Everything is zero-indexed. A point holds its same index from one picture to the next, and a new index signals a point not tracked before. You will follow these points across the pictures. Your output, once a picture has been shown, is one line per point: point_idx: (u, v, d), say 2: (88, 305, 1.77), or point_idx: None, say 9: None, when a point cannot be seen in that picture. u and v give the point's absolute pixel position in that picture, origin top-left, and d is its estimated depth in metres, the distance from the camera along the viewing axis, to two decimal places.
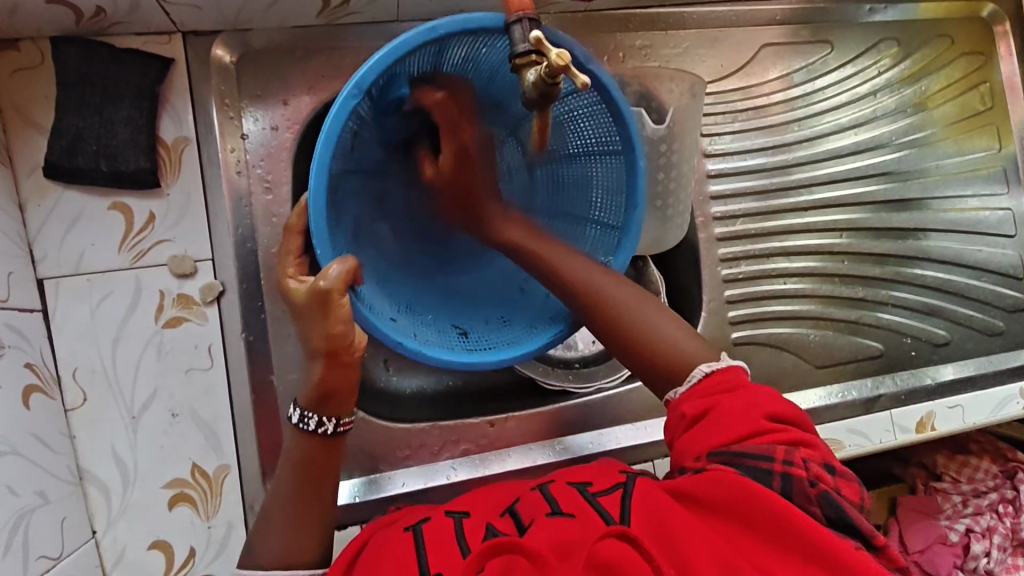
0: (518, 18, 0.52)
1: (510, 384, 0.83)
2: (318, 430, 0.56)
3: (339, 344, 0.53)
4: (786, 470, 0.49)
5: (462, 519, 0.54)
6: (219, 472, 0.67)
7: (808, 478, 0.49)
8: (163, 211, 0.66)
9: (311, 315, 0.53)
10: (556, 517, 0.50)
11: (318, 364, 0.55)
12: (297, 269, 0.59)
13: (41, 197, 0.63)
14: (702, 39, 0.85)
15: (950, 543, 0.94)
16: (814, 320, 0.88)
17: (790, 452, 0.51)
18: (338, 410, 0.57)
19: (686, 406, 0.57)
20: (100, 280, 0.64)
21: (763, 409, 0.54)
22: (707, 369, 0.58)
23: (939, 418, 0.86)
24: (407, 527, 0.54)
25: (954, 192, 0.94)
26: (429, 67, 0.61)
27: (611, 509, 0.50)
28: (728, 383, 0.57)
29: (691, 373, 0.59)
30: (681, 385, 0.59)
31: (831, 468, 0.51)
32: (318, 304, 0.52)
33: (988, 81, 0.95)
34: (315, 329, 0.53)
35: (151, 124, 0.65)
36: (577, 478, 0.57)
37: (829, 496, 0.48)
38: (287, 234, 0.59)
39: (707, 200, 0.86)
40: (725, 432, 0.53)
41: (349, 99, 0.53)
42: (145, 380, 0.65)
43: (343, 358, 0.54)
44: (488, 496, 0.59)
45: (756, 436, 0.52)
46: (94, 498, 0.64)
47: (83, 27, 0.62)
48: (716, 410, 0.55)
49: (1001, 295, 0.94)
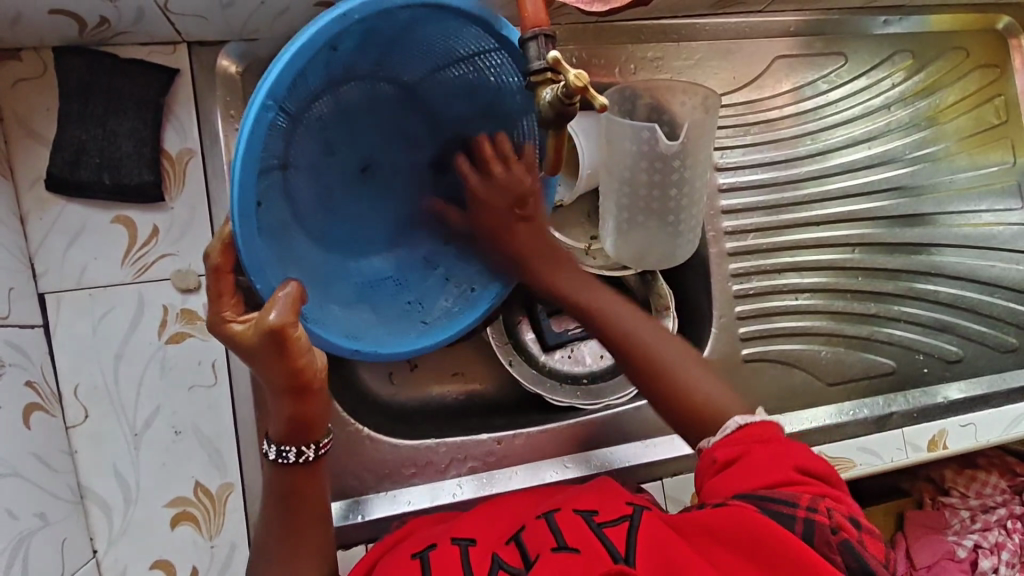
0: (533, 34, 0.50)
1: (517, 399, 0.82)
2: (298, 459, 0.54)
3: (306, 375, 0.49)
4: (809, 516, 0.49)
5: (467, 548, 0.53)
6: (222, 491, 0.66)
7: (830, 526, 0.49)
8: (167, 224, 0.65)
9: (266, 358, 0.47)
10: (562, 553, 0.49)
11: (286, 400, 0.51)
12: (234, 311, 0.51)
13: (43, 209, 0.62)
14: (714, 51, 0.84)
15: (957, 559, 0.92)
16: (825, 337, 0.87)
17: (815, 499, 0.51)
18: (314, 436, 0.54)
19: (716, 452, 0.56)
20: (102, 295, 0.63)
21: (796, 460, 0.54)
22: (741, 422, 0.57)
23: (952, 437, 0.85)
24: (412, 554, 0.53)
25: (967, 207, 0.93)
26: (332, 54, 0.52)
27: (617, 545, 0.50)
28: (765, 435, 0.56)
29: (725, 425, 0.57)
30: (714, 435, 0.57)
31: (858, 522, 0.51)
32: (271, 344, 0.47)
33: (1002, 94, 0.94)
34: (274, 370, 0.48)
35: (155, 136, 0.64)
36: (582, 504, 0.56)
37: (850, 546, 0.48)
38: (215, 276, 0.51)
39: (718, 215, 0.85)
40: (754, 478, 0.53)
41: (263, 112, 0.48)
42: (147, 397, 0.64)
43: (309, 389, 0.50)
44: (491, 518, 0.58)
45: (788, 484, 0.52)
46: (95, 517, 0.63)
47: (87, 38, 0.61)
48: (747, 457, 0.54)
49: (1014, 312, 0.93)
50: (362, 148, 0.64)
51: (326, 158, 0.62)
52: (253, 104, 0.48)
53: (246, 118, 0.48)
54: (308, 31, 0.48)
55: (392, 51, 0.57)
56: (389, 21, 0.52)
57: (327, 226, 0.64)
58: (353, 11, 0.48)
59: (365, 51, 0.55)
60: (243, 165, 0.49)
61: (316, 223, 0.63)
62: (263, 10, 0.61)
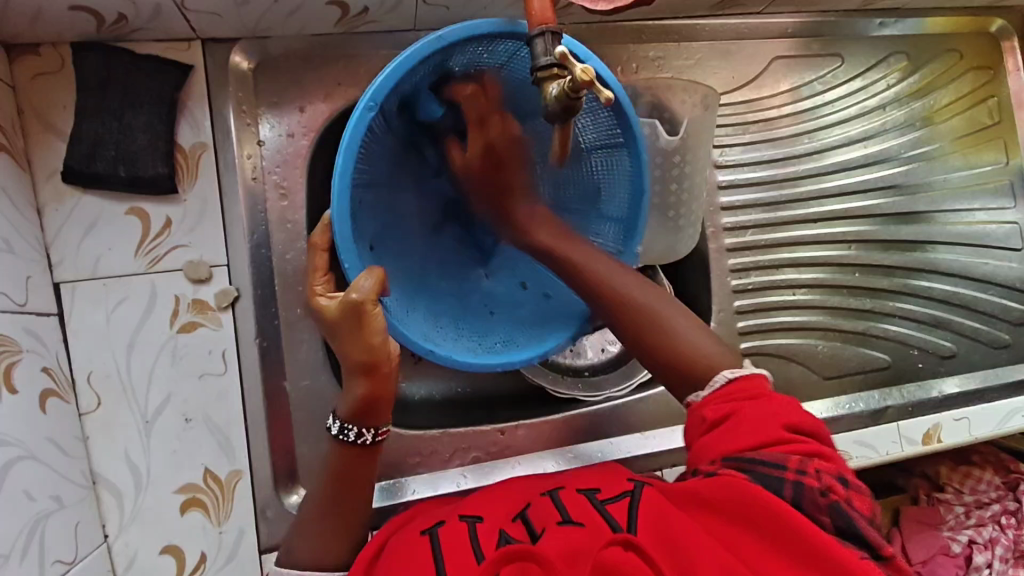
0: (540, 31, 0.52)
1: (520, 391, 0.83)
2: (357, 440, 0.57)
3: (381, 355, 0.54)
4: (799, 479, 0.49)
5: (476, 524, 0.54)
6: (231, 477, 0.67)
7: (819, 488, 0.48)
8: (179, 216, 0.66)
9: (347, 329, 0.54)
10: (567, 526, 0.50)
11: (361, 379, 0.55)
12: (325, 286, 0.59)
13: (59, 201, 0.63)
14: (714, 51, 0.86)
15: (952, 554, 0.93)
16: (823, 332, 0.89)
17: (804, 461, 0.50)
18: (376, 421, 0.57)
19: (705, 409, 0.55)
20: (116, 285, 0.65)
21: (785, 419, 0.52)
22: (730, 375, 0.55)
23: (946, 431, 0.86)
24: (422, 530, 0.55)
25: (962, 206, 0.95)
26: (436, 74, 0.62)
27: (619, 518, 0.51)
28: (753, 390, 0.54)
29: (713, 379, 0.56)
30: (703, 390, 0.56)
31: (846, 479, 0.50)
32: (354, 316, 0.53)
33: (996, 95, 0.96)
34: (352, 345, 0.54)
35: (169, 130, 0.66)
36: (586, 484, 0.58)
37: (840, 507, 0.48)
38: (313, 252, 0.59)
39: (717, 211, 0.87)
40: (742, 440, 0.52)
41: (365, 111, 0.56)
42: (158, 385, 0.66)
43: (384, 369, 0.55)
44: (498, 499, 0.59)
45: (778, 444, 0.51)
46: (107, 502, 0.64)
47: (104, 33, 0.62)
48: (738, 414, 0.53)
49: (1007, 309, 0.95)
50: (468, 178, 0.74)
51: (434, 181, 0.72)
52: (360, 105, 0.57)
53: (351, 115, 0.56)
54: (406, 52, 0.56)
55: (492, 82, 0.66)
56: (477, 47, 0.61)
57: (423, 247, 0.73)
58: (447, 34, 0.57)
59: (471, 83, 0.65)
60: (344, 162, 0.56)
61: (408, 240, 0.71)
62: (277, 8, 0.63)
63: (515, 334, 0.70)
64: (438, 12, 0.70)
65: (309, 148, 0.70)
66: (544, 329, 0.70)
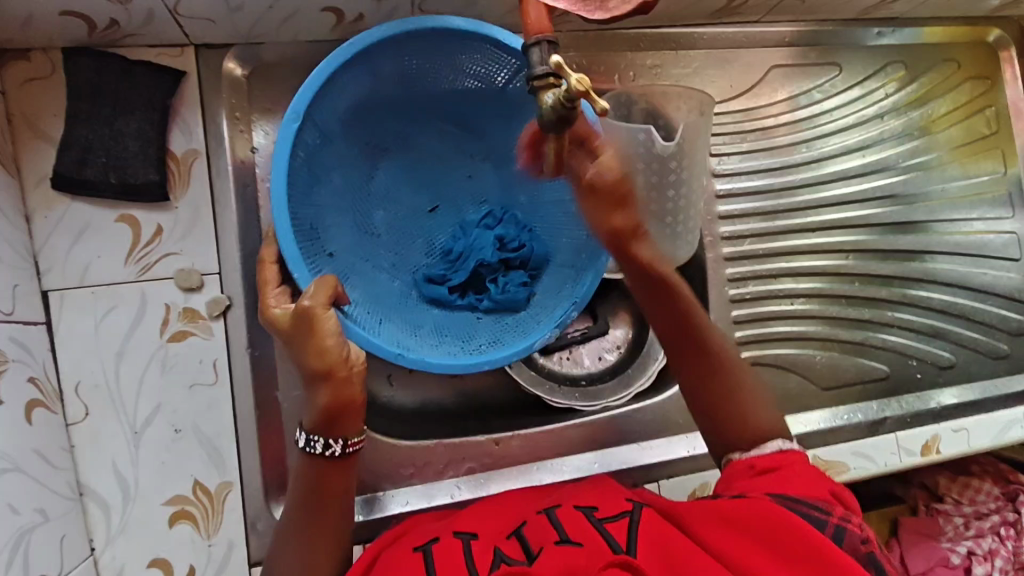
0: (537, 40, 0.51)
1: (516, 401, 0.83)
2: (325, 451, 0.56)
3: (335, 359, 0.55)
4: (843, 524, 0.50)
5: (470, 541, 0.54)
6: (221, 489, 0.66)
7: (861, 537, 0.49)
8: (171, 224, 0.65)
9: (299, 340, 0.55)
10: (565, 546, 0.49)
11: (321, 387, 0.55)
12: (278, 297, 0.61)
13: (49, 207, 0.63)
14: (711, 59, 0.86)
15: (951, 565, 0.92)
16: (820, 342, 0.88)
17: (848, 515, 0.52)
18: (343, 431, 0.56)
19: (757, 460, 0.57)
20: (106, 293, 0.64)
21: (832, 482, 0.55)
22: (784, 447, 0.58)
23: (945, 441, 0.85)
24: (416, 547, 0.54)
25: (959, 215, 0.94)
26: (367, 87, 0.67)
27: (618, 539, 0.50)
28: (803, 455, 0.58)
29: (765, 445, 0.59)
30: (751, 450, 0.59)
31: (881, 548, 0.51)
32: (302, 325, 0.55)
33: (993, 105, 0.96)
34: (305, 352, 0.55)
35: (160, 137, 0.65)
36: (584, 501, 0.56)
37: (877, 559, 0.49)
38: (262, 265, 0.63)
39: (715, 220, 0.86)
40: (795, 486, 0.53)
41: (291, 122, 0.61)
42: (148, 395, 0.65)
43: (342, 375, 0.55)
44: (490, 514, 0.58)
45: (824, 497, 0.53)
46: (93, 515, 0.63)
47: (96, 39, 0.61)
48: (788, 468, 0.56)
49: (1005, 318, 0.94)
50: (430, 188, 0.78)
51: (402, 198, 0.77)
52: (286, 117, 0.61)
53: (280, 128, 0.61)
54: (318, 67, 0.61)
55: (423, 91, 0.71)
56: (399, 55, 0.65)
57: (395, 259, 0.76)
58: (353, 45, 0.61)
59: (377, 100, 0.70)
60: (279, 171, 0.60)
61: (387, 258, 0.76)
62: (271, 14, 0.62)
63: (497, 335, 0.72)
64: None
65: None
66: (523, 330, 0.72)
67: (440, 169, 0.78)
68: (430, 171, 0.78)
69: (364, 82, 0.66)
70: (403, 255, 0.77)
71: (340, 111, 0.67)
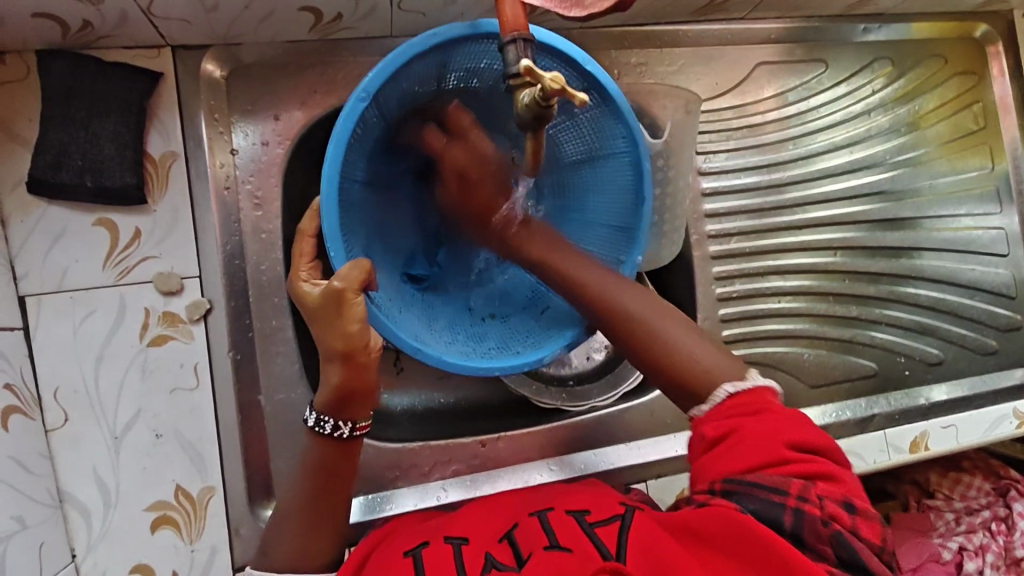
0: (511, 39, 0.50)
1: (504, 402, 0.82)
2: (333, 433, 0.56)
3: (358, 343, 0.54)
4: (800, 507, 0.47)
5: (461, 546, 0.53)
6: (203, 494, 0.66)
7: (821, 517, 0.47)
8: (149, 227, 0.65)
9: (326, 318, 0.54)
10: (555, 552, 0.49)
11: (336, 366, 0.55)
12: (310, 273, 0.59)
13: (25, 212, 0.62)
14: (696, 57, 0.85)
15: (943, 560, 0.90)
16: (808, 339, 0.88)
17: (807, 487, 0.48)
18: (354, 415, 0.57)
19: (709, 427, 0.53)
20: (84, 297, 0.63)
21: (789, 438, 0.50)
22: (731, 389, 0.53)
23: (934, 438, 0.85)
24: (406, 551, 0.54)
25: (948, 211, 0.94)
26: (436, 81, 0.64)
27: (609, 545, 0.50)
28: (758, 405, 0.53)
29: (716, 393, 0.54)
30: (704, 403, 0.54)
31: (853, 504, 0.48)
32: (332, 303, 0.54)
33: (981, 101, 0.96)
34: (331, 331, 0.54)
35: (138, 139, 0.64)
36: (575, 505, 0.56)
37: (842, 538, 0.46)
38: (299, 237, 0.60)
39: (701, 219, 0.86)
40: (746, 459, 0.50)
41: (357, 104, 0.57)
42: (128, 399, 0.64)
43: (361, 359, 0.55)
44: (484, 516, 0.58)
45: (779, 465, 0.49)
46: (74, 522, 0.63)
47: (71, 41, 0.61)
48: (738, 433, 0.51)
49: (994, 314, 0.94)
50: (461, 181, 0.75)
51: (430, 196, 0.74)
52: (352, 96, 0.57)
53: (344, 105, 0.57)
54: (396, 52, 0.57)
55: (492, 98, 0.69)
56: (475, 53, 0.62)
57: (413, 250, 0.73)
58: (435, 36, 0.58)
59: (441, 98, 0.67)
60: (334, 151, 0.57)
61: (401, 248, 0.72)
62: (248, 14, 0.61)
63: (511, 343, 0.68)
64: (415, 19, 0.69)
65: (284, 156, 0.69)
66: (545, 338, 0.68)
67: None
68: None
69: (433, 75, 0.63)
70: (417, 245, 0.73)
71: (399, 99, 0.63)
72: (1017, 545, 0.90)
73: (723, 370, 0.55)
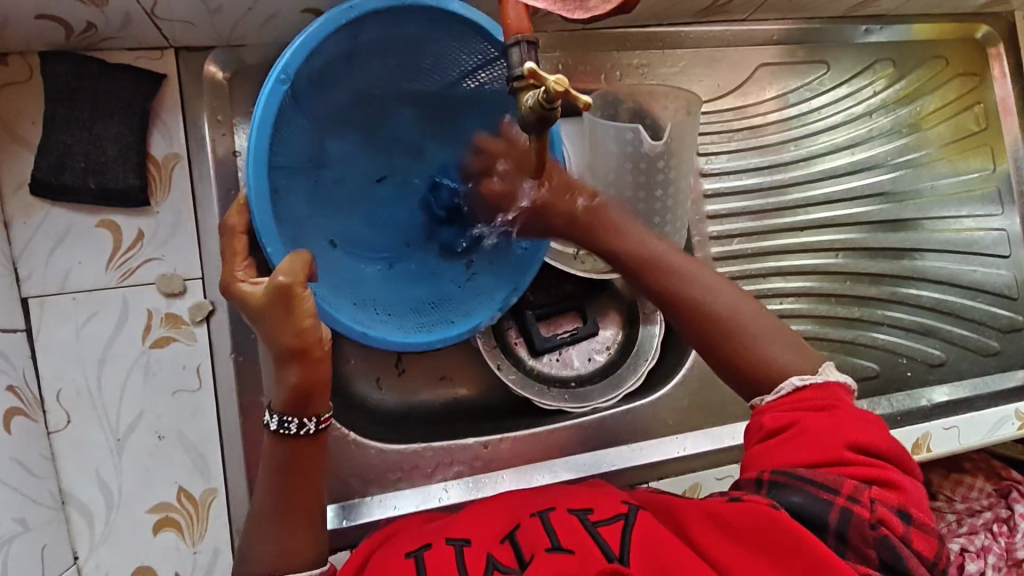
0: (516, 41, 0.50)
1: (506, 403, 0.82)
2: (299, 431, 0.56)
3: (311, 339, 0.53)
4: (850, 506, 0.48)
5: (462, 548, 0.53)
6: (206, 496, 0.66)
7: (870, 520, 0.48)
8: (152, 229, 0.65)
9: (273, 318, 0.52)
10: (557, 553, 0.49)
11: (291, 366, 0.54)
12: (246, 271, 0.58)
13: (27, 214, 0.62)
14: (698, 58, 0.85)
15: (945, 562, 0.89)
16: (810, 340, 0.88)
17: (860, 488, 0.49)
18: (317, 409, 0.56)
19: (769, 417, 0.55)
20: (86, 299, 0.63)
21: (848, 440, 0.52)
22: (797, 382, 0.55)
23: (936, 440, 0.85)
24: (407, 554, 0.53)
25: (949, 212, 0.94)
26: (350, 52, 0.61)
27: (611, 544, 0.50)
28: (819, 403, 0.54)
29: (781, 385, 0.56)
30: (770, 394, 0.56)
31: (908, 515, 0.49)
32: (277, 303, 0.51)
33: (982, 102, 0.96)
34: (280, 331, 0.52)
35: (141, 141, 0.64)
36: (578, 505, 0.56)
37: (888, 540, 0.47)
38: (230, 236, 0.59)
39: (703, 220, 0.86)
40: (801, 454, 0.52)
41: (276, 86, 0.55)
42: (130, 401, 0.64)
43: (313, 356, 0.53)
44: (485, 518, 0.57)
45: (835, 464, 0.51)
46: (76, 524, 0.63)
47: (74, 42, 0.61)
48: (802, 426, 0.53)
49: (995, 316, 0.94)
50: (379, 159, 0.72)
51: (360, 168, 0.71)
52: (270, 77, 0.55)
53: (263, 89, 0.55)
54: (309, 30, 0.55)
55: (404, 66, 0.65)
56: (389, 22, 0.59)
57: (351, 225, 0.71)
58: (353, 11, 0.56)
59: (353, 67, 0.63)
60: (259, 132, 0.55)
61: (343, 228, 0.70)
62: (251, 16, 0.61)
63: (450, 313, 0.70)
64: None
65: None
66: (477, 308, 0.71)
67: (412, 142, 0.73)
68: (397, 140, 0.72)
69: (342, 47, 0.60)
70: (352, 222, 0.71)
71: (313, 74, 0.60)
72: (1018, 546, 0.90)
73: (788, 365, 0.57)
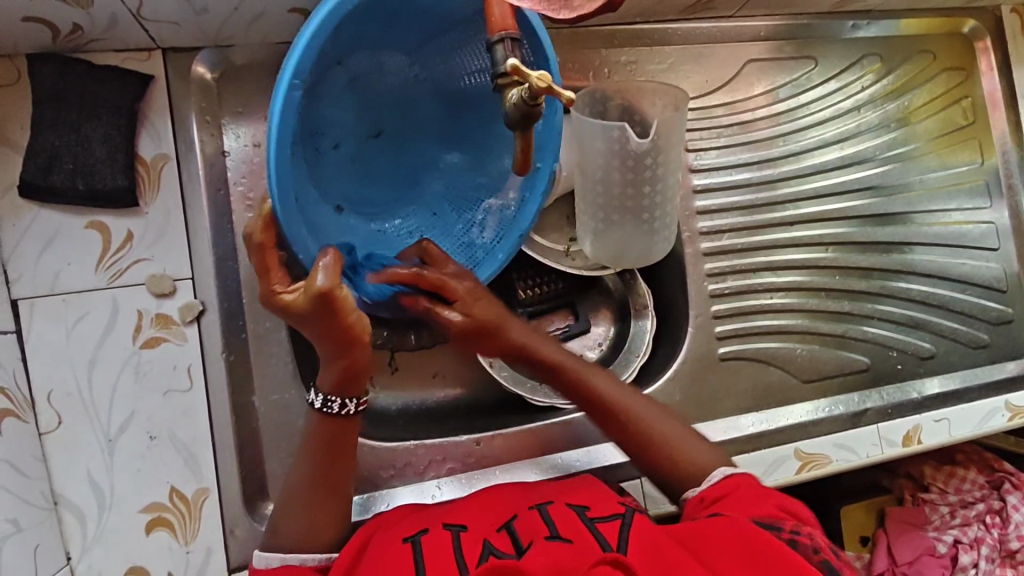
0: (500, 38, 0.50)
1: (498, 400, 0.83)
2: (342, 411, 0.56)
3: (357, 331, 0.50)
4: (793, 537, 0.54)
5: (460, 534, 0.54)
6: (198, 496, 0.66)
7: (812, 546, 0.54)
8: (141, 229, 0.65)
9: (319, 320, 0.49)
10: (555, 541, 0.51)
11: (340, 357, 0.52)
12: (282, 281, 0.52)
13: (16, 215, 0.62)
14: (685, 55, 0.86)
15: (938, 554, 0.91)
16: (801, 335, 0.88)
17: (798, 526, 0.56)
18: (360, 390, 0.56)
19: (706, 492, 0.62)
20: (75, 301, 0.63)
21: (781, 499, 0.59)
22: (725, 472, 0.63)
23: (926, 432, 0.84)
24: (405, 538, 0.54)
25: (937, 206, 0.95)
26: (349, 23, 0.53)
27: (609, 539, 0.53)
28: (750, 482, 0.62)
29: (712, 475, 0.63)
30: (701, 484, 0.63)
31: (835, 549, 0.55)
32: (319, 308, 0.47)
33: (969, 96, 0.96)
34: (326, 329, 0.49)
35: (129, 141, 0.64)
36: (576, 500, 0.58)
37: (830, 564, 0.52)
38: (260, 251, 0.51)
39: (693, 216, 0.86)
40: (743, 510, 0.58)
41: (290, 90, 0.50)
42: (121, 402, 0.64)
43: (361, 343, 0.52)
44: (483, 503, 0.59)
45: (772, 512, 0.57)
46: (69, 525, 0.63)
47: (60, 44, 0.61)
48: (736, 496, 0.60)
49: (985, 308, 0.95)
50: (371, 112, 0.63)
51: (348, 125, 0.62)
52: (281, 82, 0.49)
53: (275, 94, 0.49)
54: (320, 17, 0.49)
55: (395, 17, 0.57)
56: None
57: (350, 183, 0.64)
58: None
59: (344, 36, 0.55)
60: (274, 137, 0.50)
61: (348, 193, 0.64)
62: (237, 16, 0.61)
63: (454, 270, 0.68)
64: None
65: None
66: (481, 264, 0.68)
67: (394, 90, 0.63)
68: (379, 92, 0.63)
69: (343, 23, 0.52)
70: (351, 185, 0.64)
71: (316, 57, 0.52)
72: (1011, 538, 0.91)
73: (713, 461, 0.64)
